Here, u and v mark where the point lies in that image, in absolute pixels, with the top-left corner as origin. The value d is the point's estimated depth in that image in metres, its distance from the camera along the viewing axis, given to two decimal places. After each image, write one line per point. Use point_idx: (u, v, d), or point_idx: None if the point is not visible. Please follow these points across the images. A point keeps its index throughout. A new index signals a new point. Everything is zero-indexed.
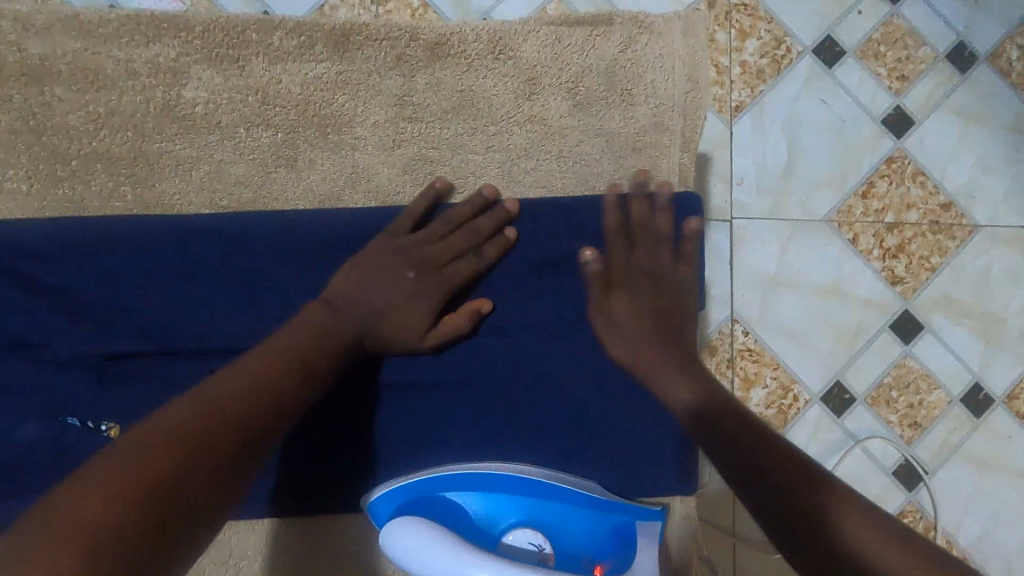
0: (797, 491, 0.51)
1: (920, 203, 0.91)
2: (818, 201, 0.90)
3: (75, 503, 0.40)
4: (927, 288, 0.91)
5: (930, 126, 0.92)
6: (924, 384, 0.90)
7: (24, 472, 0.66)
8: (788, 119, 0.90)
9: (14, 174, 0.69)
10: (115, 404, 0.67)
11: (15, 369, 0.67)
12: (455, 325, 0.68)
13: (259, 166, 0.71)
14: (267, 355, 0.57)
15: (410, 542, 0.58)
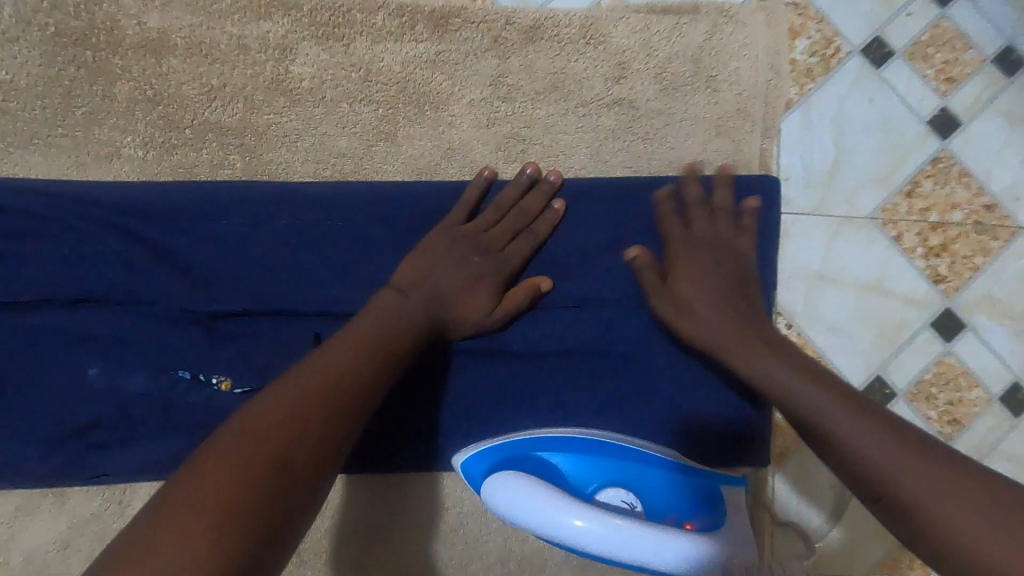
0: (834, 439, 0.54)
1: (965, 204, 0.92)
2: (863, 199, 0.92)
3: (190, 495, 0.45)
4: (971, 287, 0.91)
5: (975, 129, 0.92)
6: (965, 381, 0.91)
7: (133, 421, 0.69)
8: (834, 120, 0.93)
9: (131, 140, 0.73)
10: (220, 358, 0.70)
11: (125, 322, 0.70)
12: (517, 297, 0.70)
13: (362, 139, 0.74)
14: (327, 358, 0.58)
15: (506, 491, 0.62)
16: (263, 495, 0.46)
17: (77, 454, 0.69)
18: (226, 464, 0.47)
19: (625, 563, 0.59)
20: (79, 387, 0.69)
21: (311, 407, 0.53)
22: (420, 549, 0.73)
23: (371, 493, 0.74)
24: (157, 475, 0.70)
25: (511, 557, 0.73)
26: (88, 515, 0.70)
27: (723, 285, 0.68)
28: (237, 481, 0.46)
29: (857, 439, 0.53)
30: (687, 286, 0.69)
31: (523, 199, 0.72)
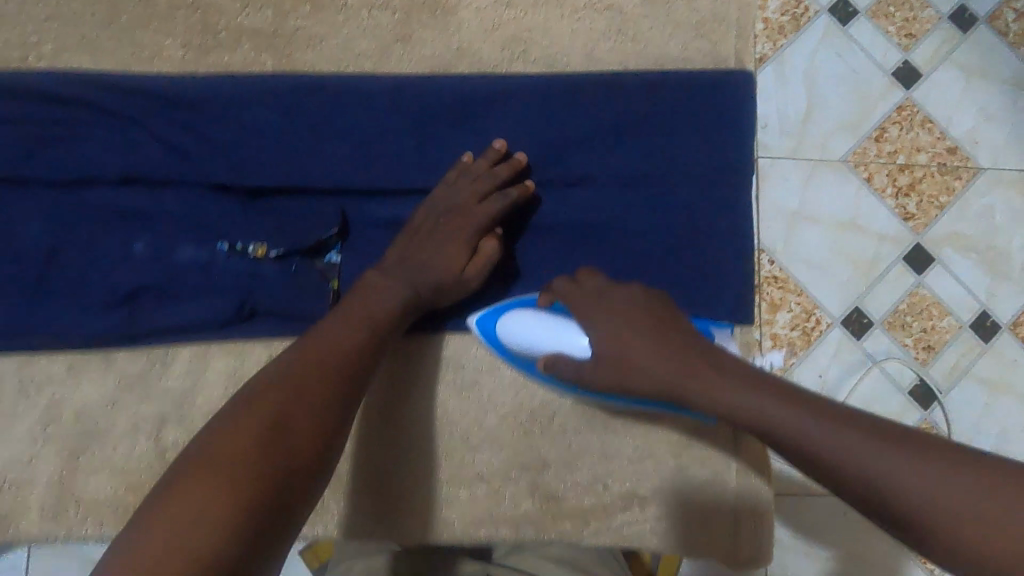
0: (838, 465, 0.55)
1: (929, 147, 1.04)
2: (836, 144, 1.04)
3: (195, 486, 0.53)
4: (937, 222, 1.03)
5: (936, 79, 1.05)
6: (936, 310, 1.02)
7: (176, 288, 0.76)
8: (806, 70, 1.05)
9: (172, 42, 0.80)
10: (256, 230, 0.77)
11: (170, 200, 0.77)
12: (487, 251, 0.76)
13: (380, 41, 0.83)
14: (329, 336, 0.67)
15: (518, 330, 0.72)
16: (262, 477, 0.55)
17: (123, 317, 0.75)
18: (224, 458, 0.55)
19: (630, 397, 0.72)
20: (126, 257, 0.76)
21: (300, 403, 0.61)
22: (434, 417, 0.78)
23: (392, 368, 0.78)
24: (198, 336, 0.76)
25: (523, 411, 0.79)
26: (133, 376, 0.76)
27: (633, 330, 0.67)
28: (241, 469, 0.54)
29: (868, 458, 0.54)
30: (598, 325, 0.69)
31: (494, 167, 0.78)
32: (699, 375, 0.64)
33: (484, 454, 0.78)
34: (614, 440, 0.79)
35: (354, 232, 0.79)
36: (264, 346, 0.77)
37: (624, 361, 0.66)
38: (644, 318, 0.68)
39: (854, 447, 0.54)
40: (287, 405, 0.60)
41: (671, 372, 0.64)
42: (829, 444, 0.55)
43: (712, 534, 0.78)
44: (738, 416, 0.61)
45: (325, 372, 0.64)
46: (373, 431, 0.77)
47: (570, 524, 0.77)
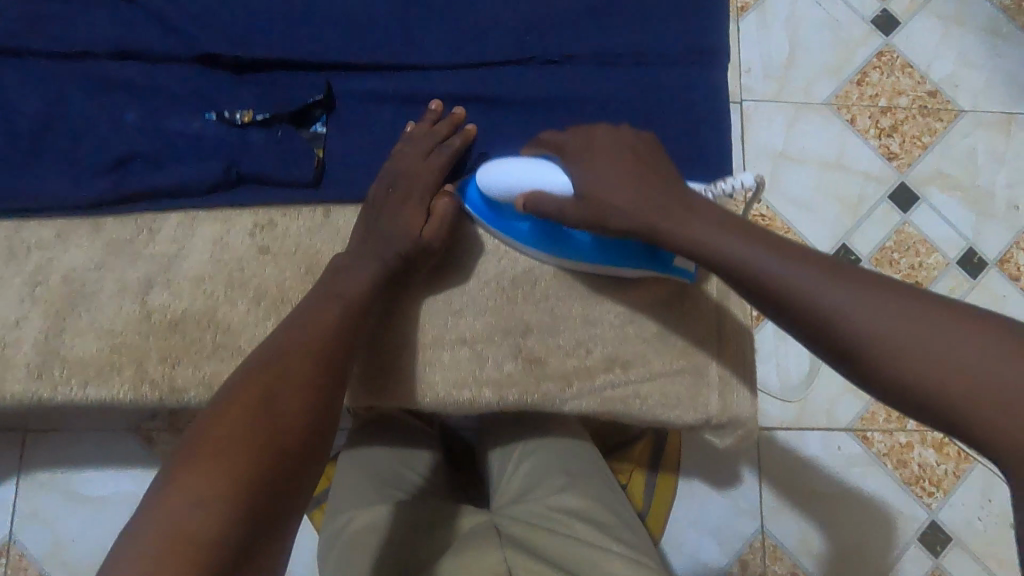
0: (876, 343, 0.51)
1: (909, 90, 1.32)
2: (820, 88, 1.32)
3: (190, 476, 0.52)
4: (920, 166, 1.30)
5: (913, 26, 1.34)
6: (923, 248, 1.28)
7: (165, 155, 0.78)
8: (788, 18, 1.33)
9: None
10: (245, 102, 0.79)
11: (159, 73, 0.79)
12: (442, 208, 0.75)
13: None
14: (307, 320, 0.67)
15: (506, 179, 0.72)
16: (252, 469, 0.54)
17: (112, 182, 0.77)
18: (209, 451, 0.54)
19: (614, 247, 0.74)
20: (117, 126, 0.78)
21: (276, 381, 0.61)
22: (438, 292, 0.79)
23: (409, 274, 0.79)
24: (187, 202, 0.78)
25: (507, 276, 0.80)
26: (122, 240, 0.77)
27: (617, 171, 0.65)
28: (230, 463, 0.53)
29: (913, 337, 0.50)
30: (582, 170, 0.67)
31: (432, 126, 0.78)
32: (689, 223, 0.61)
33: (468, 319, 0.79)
34: (597, 305, 0.79)
35: (339, 104, 0.81)
36: (251, 213, 0.79)
37: (608, 198, 0.65)
38: (646, 177, 0.65)
39: (887, 322, 0.51)
40: (265, 391, 0.60)
41: (661, 217, 0.62)
42: (842, 306, 0.52)
43: (695, 396, 0.78)
44: (760, 288, 0.56)
45: (307, 352, 0.64)
46: (380, 342, 0.77)
47: (554, 385, 0.78)
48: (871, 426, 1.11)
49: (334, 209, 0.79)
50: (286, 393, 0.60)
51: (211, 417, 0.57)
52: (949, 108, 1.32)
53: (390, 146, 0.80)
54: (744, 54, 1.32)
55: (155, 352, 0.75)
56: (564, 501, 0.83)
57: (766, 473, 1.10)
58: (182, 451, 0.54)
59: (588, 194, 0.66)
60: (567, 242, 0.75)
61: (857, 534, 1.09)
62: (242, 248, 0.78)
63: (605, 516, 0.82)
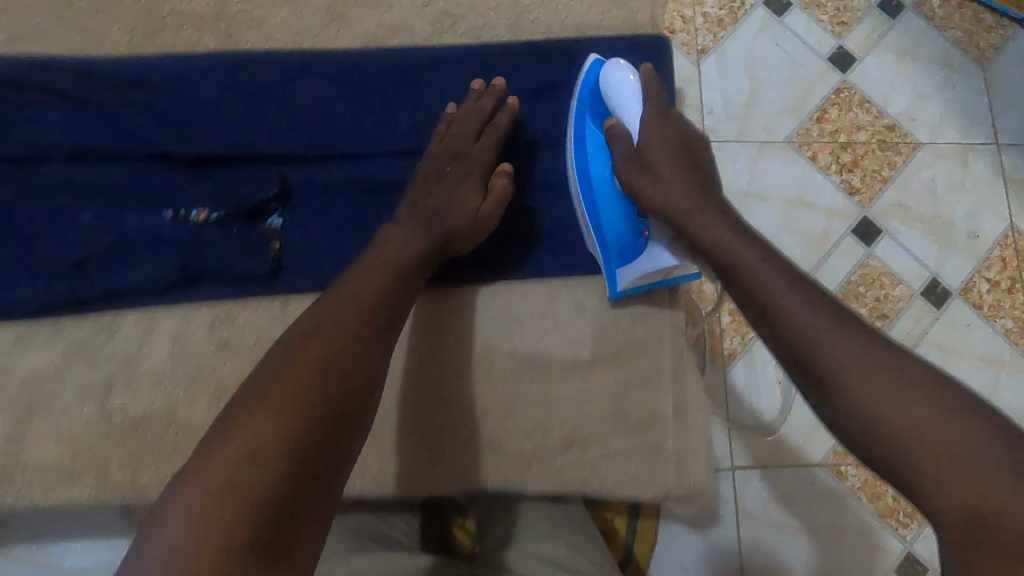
0: (846, 382, 0.55)
1: (868, 125, 1.32)
2: (781, 126, 1.32)
3: (268, 410, 0.54)
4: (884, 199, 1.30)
5: (870, 62, 1.34)
6: (889, 281, 1.27)
7: (122, 256, 0.79)
8: (747, 59, 1.33)
9: (118, 30, 0.85)
10: (198, 199, 0.80)
11: (113, 172, 0.80)
12: (500, 188, 0.79)
13: (316, 21, 0.88)
14: (369, 280, 0.68)
15: (612, 84, 0.79)
16: (317, 425, 0.54)
17: (71, 286, 0.78)
18: (277, 397, 0.55)
19: (616, 215, 0.79)
20: (73, 228, 0.79)
21: (342, 342, 0.61)
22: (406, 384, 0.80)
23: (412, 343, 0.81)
24: (145, 301, 0.79)
25: (465, 361, 0.81)
26: (79, 343, 0.78)
27: (677, 157, 0.74)
28: (300, 412, 0.54)
29: (885, 393, 0.54)
30: (650, 141, 0.75)
31: (477, 104, 0.82)
32: (715, 232, 0.69)
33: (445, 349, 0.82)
34: (555, 386, 0.81)
35: (294, 195, 0.82)
36: (209, 307, 0.80)
37: (659, 160, 0.74)
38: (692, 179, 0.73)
39: (865, 371, 0.55)
40: (328, 352, 0.60)
41: (691, 216, 0.70)
42: (833, 354, 0.57)
43: (652, 471, 0.80)
44: (759, 304, 0.63)
45: (366, 316, 0.65)
46: (421, 336, 0.81)
47: (513, 468, 0.79)
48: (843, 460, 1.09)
49: (292, 301, 0.80)
50: (350, 357, 0.60)
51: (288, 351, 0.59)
52: (907, 141, 1.32)
53: (345, 236, 0.81)
54: (706, 96, 1.32)
55: (117, 454, 0.76)
56: (543, 549, 0.78)
57: (745, 510, 1.08)
58: (253, 389, 0.56)
59: (643, 155, 0.75)
60: (588, 176, 0.80)
61: (840, 566, 1.07)
62: (202, 344, 0.79)
63: (584, 565, 0.77)
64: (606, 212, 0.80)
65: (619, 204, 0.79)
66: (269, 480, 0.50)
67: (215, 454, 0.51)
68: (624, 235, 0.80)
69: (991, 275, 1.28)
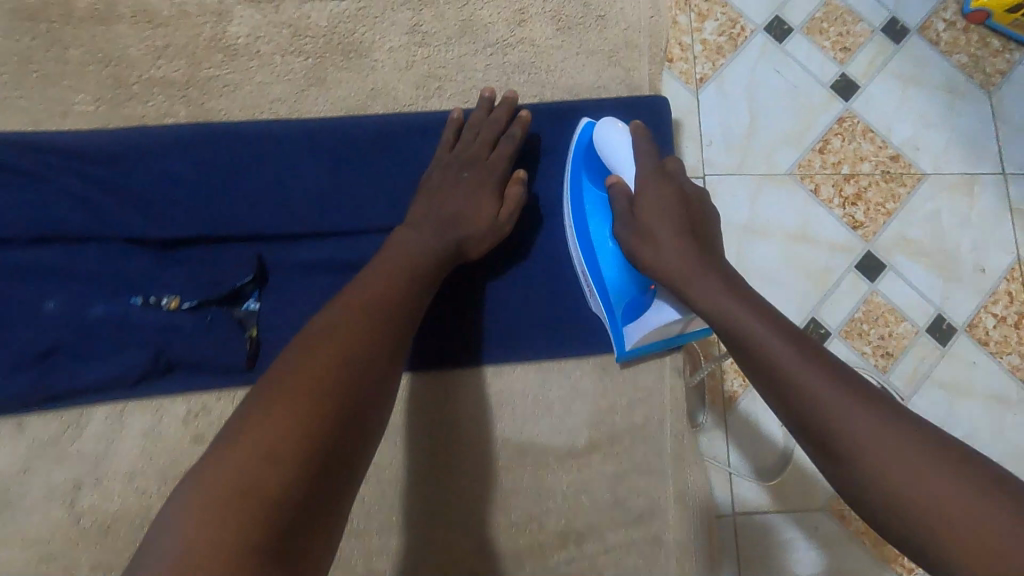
0: (845, 440, 0.51)
1: (871, 155, 1.17)
2: (782, 157, 1.16)
3: (268, 417, 0.50)
4: (886, 232, 1.15)
5: (873, 89, 1.19)
6: (892, 317, 1.13)
7: (89, 346, 0.74)
8: (747, 88, 1.18)
9: (83, 98, 0.80)
10: (170, 283, 0.76)
11: (80, 255, 0.76)
12: (514, 195, 0.78)
13: (294, 85, 0.83)
14: (384, 280, 0.66)
15: (604, 140, 0.74)
16: (316, 437, 0.50)
17: (35, 381, 0.73)
18: (282, 401, 0.51)
19: (617, 270, 0.74)
20: (38, 317, 0.75)
21: (351, 346, 0.57)
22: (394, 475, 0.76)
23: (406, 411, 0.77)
24: (115, 394, 0.74)
25: (455, 451, 0.77)
26: (46, 440, 0.74)
27: (676, 219, 0.66)
28: (301, 425, 0.50)
29: (886, 449, 0.49)
30: (647, 198, 0.68)
31: (490, 114, 0.81)
32: (716, 299, 0.62)
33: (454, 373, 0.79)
34: (550, 476, 0.77)
35: (271, 277, 0.78)
36: (184, 399, 0.75)
37: (654, 220, 0.67)
38: (687, 232, 0.66)
39: (866, 431, 0.50)
40: (334, 356, 0.56)
41: (692, 282, 0.63)
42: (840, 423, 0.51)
43: (651, 565, 0.76)
44: (750, 347, 0.58)
45: (374, 323, 0.61)
46: (422, 368, 0.78)
47: (505, 564, 0.75)
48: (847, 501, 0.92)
49: None
50: (365, 362, 0.57)
51: (289, 357, 0.56)
52: (911, 171, 1.17)
53: None
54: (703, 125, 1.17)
55: (86, 560, 0.72)
56: None
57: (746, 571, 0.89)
58: (252, 396, 0.52)
59: (637, 214, 0.68)
60: (585, 231, 0.76)
61: None
62: (176, 439, 0.75)
63: None
64: (609, 269, 0.74)
65: (620, 261, 0.74)
66: (262, 497, 0.46)
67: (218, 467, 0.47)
68: (630, 291, 0.74)
69: (999, 309, 1.13)
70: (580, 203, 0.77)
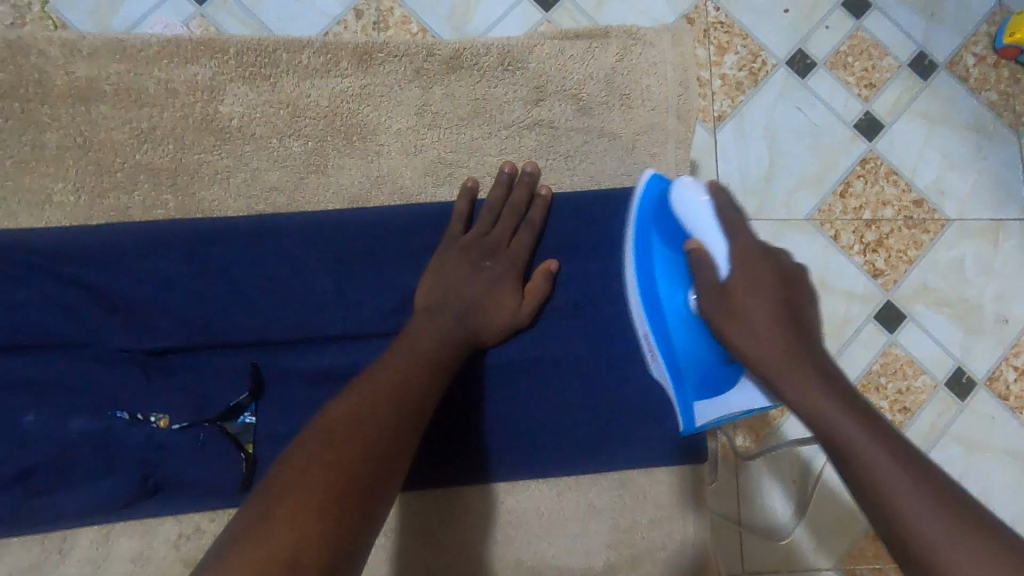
0: (850, 459, 0.51)
1: (894, 200, 0.95)
2: (800, 201, 0.94)
3: (303, 476, 0.52)
4: (907, 278, 0.94)
5: (898, 129, 0.96)
6: (910, 369, 0.92)
7: (72, 466, 0.69)
8: (768, 123, 0.94)
9: (62, 187, 0.74)
10: (160, 397, 0.71)
11: (63, 366, 0.70)
12: (538, 287, 0.74)
13: (292, 172, 0.77)
14: (420, 340, 0.67)
15: (681, 203, 0.67)
16: (343, 499, 0.51)
17: (18, 506, 0.68)
18: (315, 465, 0.52)
19: (692, 346, 0.69)
20: (17, 434, 0.69)
21: (384, 405, 0.60)
22: None
23: (418, 521, 0.75)
24: (99, 517, 0.69)
25: (470, 568, 0.74)
26: (26, 566, 0.69)
27: (751, 268, 0.63)
28: (333, 484, 0.52)
29: (888, 472, 0.49)
30: (737, 279, 0.63)
31: (510, 196, 0.76)
32: (761, 325, 0.60)
33: (455, 462, 0.74)
34: None
35: (268, 388, 0.72)
36: (175, 520, 0.70)
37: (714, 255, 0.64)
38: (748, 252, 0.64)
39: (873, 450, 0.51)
40: (369, 417, 0.58)
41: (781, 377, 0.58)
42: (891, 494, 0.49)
43: None
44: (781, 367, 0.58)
45: (407, 389, 0.62)
46: (429, 475, 0.74)
47: None
48: (859, 561, 0.84)
49: None
50: (395, 429, 0.58)
51: (329, 416, 0.58)
52: (935, 218, 0.95)
53: None
54: (718, 166, 0.94)
55: None
56: None
57: None
58: (297, 451, 0.54)
59: (727, 291, 0.63)
60: (654, 291, 0.70)
61: None
62: (168, 564, 0.70)
63: None
64: (679, 336, 0.69)
65: (696, 329, 0.68)
66: (287, 556, 0.46)
67: (253, 528, 0.48)
68: (706, 363, 0.68)
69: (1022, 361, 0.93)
70: (648, 263, 0.71)
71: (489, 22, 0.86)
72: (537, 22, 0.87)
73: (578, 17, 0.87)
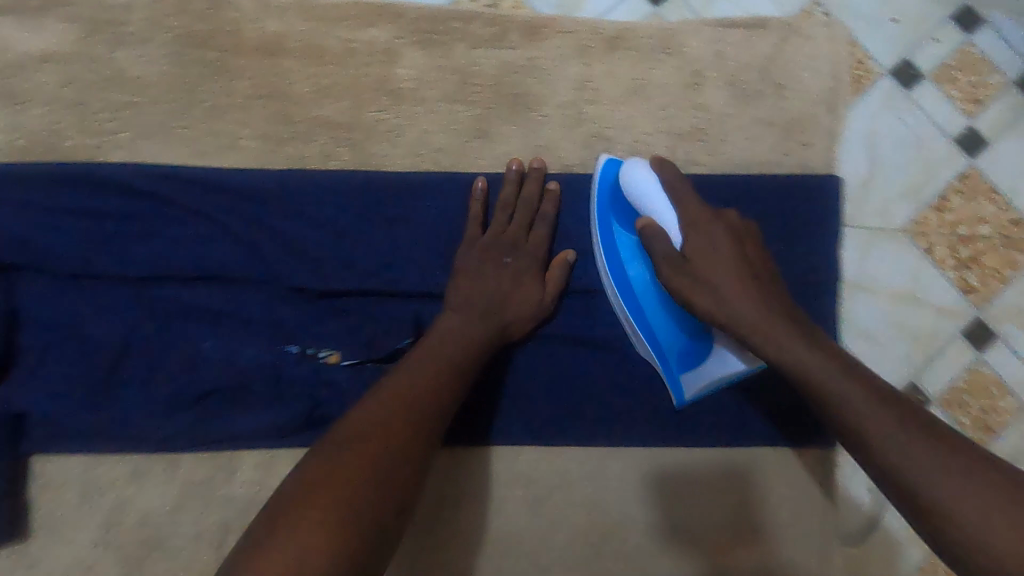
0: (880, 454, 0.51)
1: (993, 218, 0.90)
2: (893, 211, 0.90)
3: (335, 471, 0.53)
4: (998, 297, 0.89)
5: (1002, 148, 0.91)
6: (996, 389, 0.88)
7: (246, 392, 0.75)
8: (865, 131, 0.90)
9: (247, 133, 0.79)
10: (330, 334, 0.75)
11: (242, 299, 0.75)
12: (558, 277, 0.75)
13: (458, 135, 0.80)
14: (447, 340, 0.67)
15: (632, 185, 0.68)
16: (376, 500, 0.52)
17: (196, 423, 0.74)
18: (350, 463, 0.53)
19: (666, 324, 0.71)
20: (196, 358, 0.75)
21: (414, 407, 0.60)
22: (531, 544, 0.76)
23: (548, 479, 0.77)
24: (266, 441, 0.75)
25: (597, 527, 0.77)
26: (198, 481, 0.75)
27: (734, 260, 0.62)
28: (363, 483, 0.52)
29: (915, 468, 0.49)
30: (696, 246, 0.63)
31: (520, 192, 0.77)
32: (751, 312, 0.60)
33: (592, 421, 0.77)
34: (673, 569, 0.76)
35: None
36: None
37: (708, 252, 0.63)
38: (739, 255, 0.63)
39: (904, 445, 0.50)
40: (394, 421, 0.58)
41: (766, 329, 0.59)
42: (927, 483, 0.48)
43: None
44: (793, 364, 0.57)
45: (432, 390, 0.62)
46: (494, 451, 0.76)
47: None
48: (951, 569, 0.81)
49: None
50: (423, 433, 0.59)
51: (359, 413, 0.58)
52: None
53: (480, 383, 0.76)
54: None
55: None
56: None
57: None
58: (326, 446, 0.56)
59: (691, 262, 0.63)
60: (626, 278, 0.73)
61: None
62: None
63: None
64: (656, 320, 0.72)
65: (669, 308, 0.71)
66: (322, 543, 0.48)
67: (288, 518, 0.50)
68: (683, 339, 0.71)
69: None
70: (613, 257, 0.73)
71: (600, 9, 0.86)
72: (644, 14, 0.87)
73: (684, 13, 0.87)
